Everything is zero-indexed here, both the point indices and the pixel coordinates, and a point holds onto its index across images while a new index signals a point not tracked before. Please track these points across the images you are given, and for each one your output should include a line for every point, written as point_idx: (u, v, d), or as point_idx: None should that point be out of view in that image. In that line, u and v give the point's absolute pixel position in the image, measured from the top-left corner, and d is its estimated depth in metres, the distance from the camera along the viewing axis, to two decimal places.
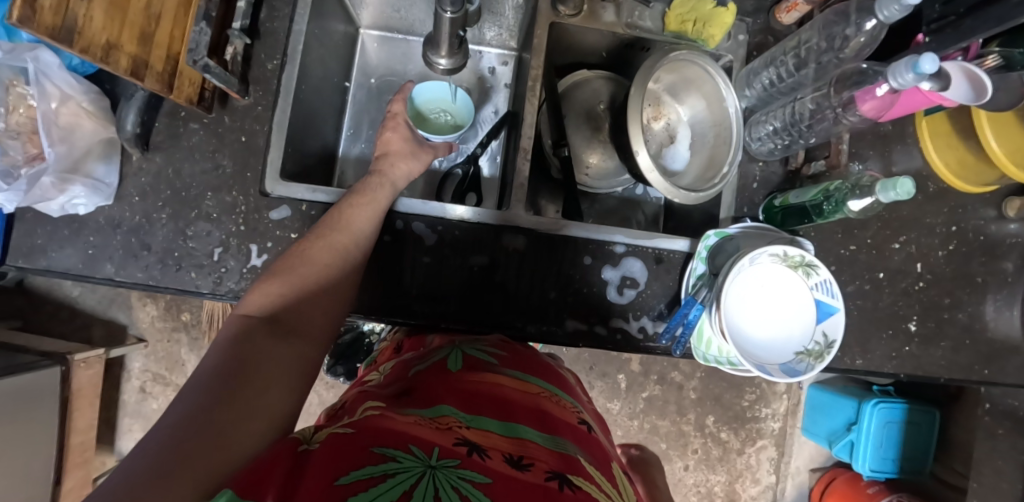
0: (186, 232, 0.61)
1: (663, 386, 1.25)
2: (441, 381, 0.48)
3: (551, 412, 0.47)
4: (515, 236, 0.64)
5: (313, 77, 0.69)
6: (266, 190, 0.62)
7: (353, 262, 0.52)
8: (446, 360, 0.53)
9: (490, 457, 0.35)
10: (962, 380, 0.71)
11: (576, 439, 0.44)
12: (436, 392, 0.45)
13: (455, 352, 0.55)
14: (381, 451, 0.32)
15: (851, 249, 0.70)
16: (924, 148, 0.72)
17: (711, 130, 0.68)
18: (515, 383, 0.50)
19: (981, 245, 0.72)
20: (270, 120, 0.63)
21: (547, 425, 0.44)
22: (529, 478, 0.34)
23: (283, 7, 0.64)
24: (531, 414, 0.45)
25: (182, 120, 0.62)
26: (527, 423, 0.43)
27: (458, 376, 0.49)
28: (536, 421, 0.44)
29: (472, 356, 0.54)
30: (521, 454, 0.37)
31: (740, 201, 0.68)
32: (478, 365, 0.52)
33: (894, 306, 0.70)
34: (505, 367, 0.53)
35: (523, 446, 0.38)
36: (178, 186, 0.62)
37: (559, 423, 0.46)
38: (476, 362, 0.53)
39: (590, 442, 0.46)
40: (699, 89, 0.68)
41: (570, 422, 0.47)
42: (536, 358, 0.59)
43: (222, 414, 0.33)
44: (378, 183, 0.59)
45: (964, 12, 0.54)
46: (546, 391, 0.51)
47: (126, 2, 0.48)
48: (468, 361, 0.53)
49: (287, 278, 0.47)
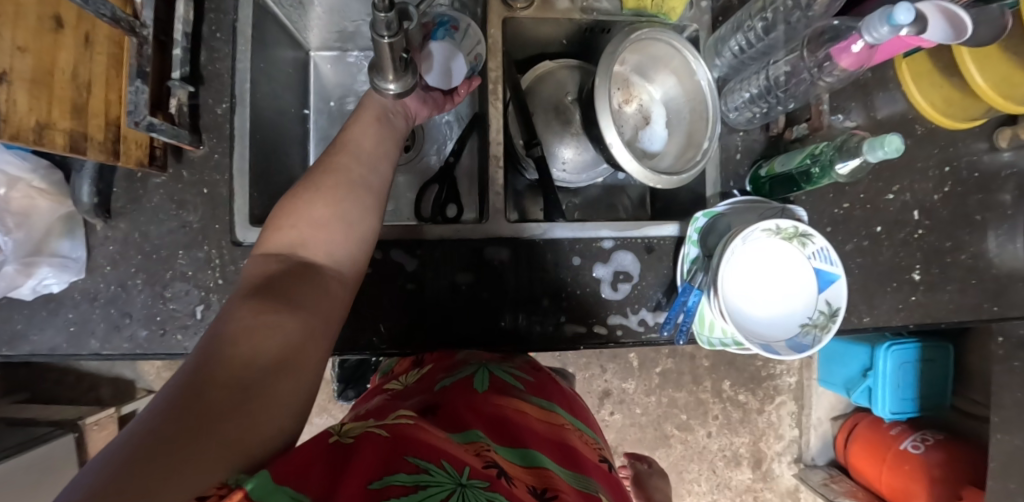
0: (164, 295, 0.60)
1: (676, 358, 1.25)
2: (467, 401, 0.47)
3: (572, 444, 0.46)
4: (499, 248, 0.63)
5: (268, 113, 0.66)
6: (238, 239, 0.60)
7: (374, 199, 0.47)
8: (472, 378, 0.52)
9: (517, 485, 0.35)
10: (972, 320, 0.70)
11: (602, 480, 0.43)
12: (463, 415, 0.44)
13: (482, 370, 0.54)
14: (415, 462, 0.31)
15: (844, 207, 0.68)
16: (908, 92, 0.69)
17: (687, 105, 0.66)
18: (537, 413, 0.48)
19: (976, 183, 0.70)
20: (229, 167, 0.61)
21: (568, 460, 0.43)
22: None
23: (222, 46, 0.61)
24: (555, 448, 0.44)
25: (140, 181, 0.60)
26: (549, 457, 0.41)
27: (483, 397, 0.48)
28: (561, 455, 0.43)
29: (499, 377, 0.53)
30: (545, 487, 0.36)
31: (725, 175, 0.65)
32: (504, 389, 0.51)
33: (895, 258, 0.68)
34: (530, 394, 0.52)
35: (546, 478, 0.37)
36: (147, 249, 0.60)
37: (580, 458, 0.44)
38: (503, 385, 0.51)
39: (611, 483, 0.45)
40: (668, 65, 0.65)
41: (591, 461, 0.46)
42: (558, 385, 0.58)
43: (236, 378, 0.30)
44: (369, 120, 0.52)
45: None
46: (568, 423, 0.50)
47: (49, 78, 0.45)
48: (494, 382, 0.52)
49: (295, 231, 0.43)
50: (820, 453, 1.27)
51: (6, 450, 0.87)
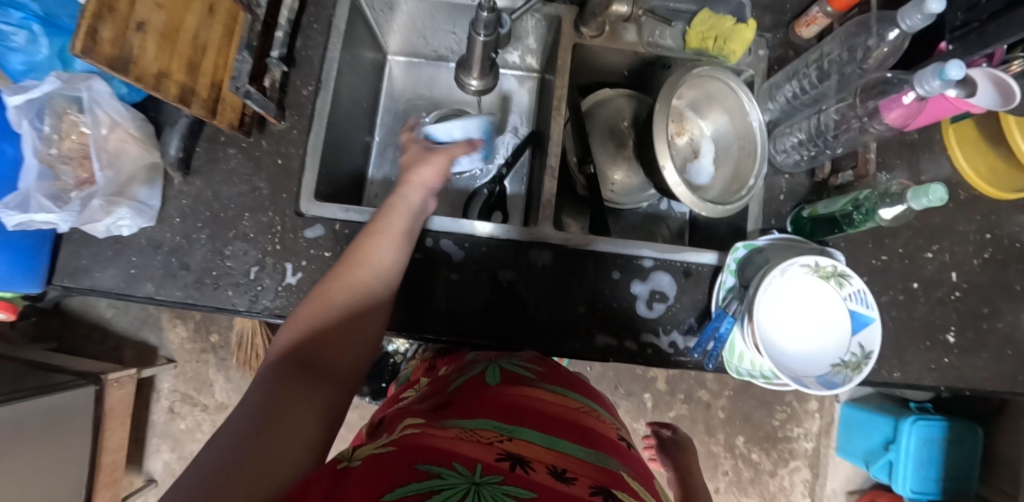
0: (224, 252, 0.63)
1: (690, 405, 1.23)
2: (480, 394, 0.48)
3: (591, 425, 0.47)
4: (542, 251, 0.65)
5: (345, 102, 0.72)
6: (302, 210, 0.64)
7: (374, 298, 0.51)
8: (484, 374, 0.53)
9: (534, 471, 0.36)
10: (1007, 391, 0.68)
11: (616, 454, 0.44)
12: (477, 406, 0.46)
13: (492, 367, 0.55)
14: (426, 468, 0.33)
15: (882, 259, 0.69)
16: (952, 156, 0.71)
17: (736, 143, 0.69)
18: (553, 397, 0.50)
19: (1017, 253, 0.71)
20: (304, 143, 0.65)
21: (586, 441, 0.43)
22: (573, 493, 0.34)
23: (316, 36, 0.67)
24: (572, 428, 0.44)
25: (221, 145, 0.65)
26: (566, 438, 0.42)
27: (497, 388, 0.49)
28: (577, 435, 0.44)
29: (509, 370, 0.54)
30: (564, 469, 0.37)
31: (767, 212, 0.67)
32: (515, 379, 0.52)
33: (931, 316, 0.69)
34: (543, 381, 0.53)
35: (565, 460, 0.38)
36: (216, 207, 0.64)
37: (600, 440, 0.45)
38: (514, 376, 0.53)
39: (629, 456, 0.45)
40: (721, 104, 0.69)
41: (610, 438, 0.46)
42: (571, 373, 0.58)
43: (264, 435, 0.35)
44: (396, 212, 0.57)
45: (988, 18, 0.54)
46: (584, 405, 0.51)
47: (175, 35, 0.51)
48: (505, 374, 0.53)
49: (299, 334, 0.46)
50: None
51: (28, 391, 0.89)
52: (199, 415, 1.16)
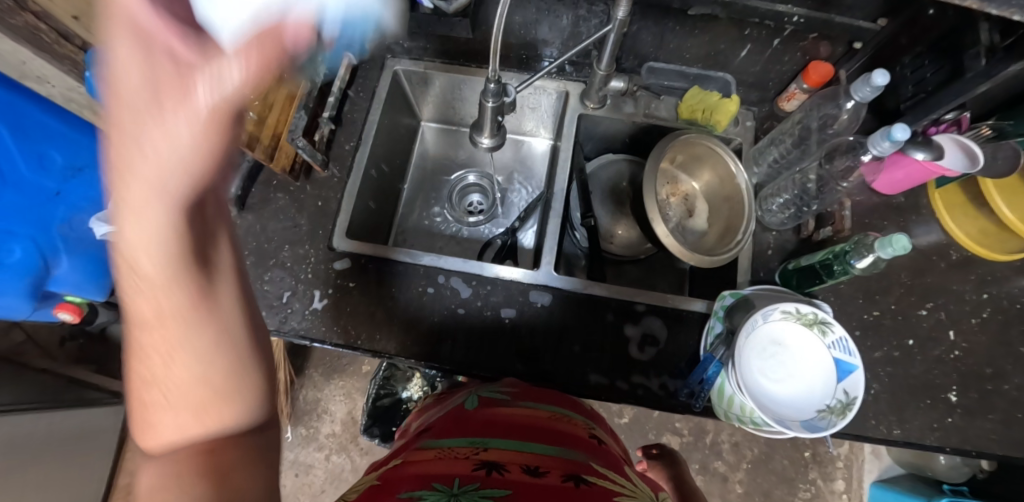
0: (262, 277, 0.72)
1: (705, 477, 1.18)
2: (463, 415, 0.55)
3: (563, 428, 0.54)
4: (542, 293, 0.71)
5: (380, 157, 0.83)
6: (333, 245, 0.73)
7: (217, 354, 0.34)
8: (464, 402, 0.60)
9: (509, 471, 0.43)
10: (1023, 459, 0.66)
11: (585, 447, 0.51)
12: (460, 425, 0.53)
13: (470, 396, 0.61)
14: (409, 493, 0.39)
15: (874, 314, 0.71)
16: (945, 224, 0.75)
17: (726, 203, 0.75)
18: (528, 410, 0.56)
19: (1018, 314, 0.72)
20: (342, 188, 0.76)
21: (555, 438, 0.50)
22: (545, 483, 0.41)
23: (361, 102, 0.80)
24: (546, 432, 0.51)
25: (272, 188, 0.76)
26: (536, 439, 0.49)
27: (476, 410, 0.56)
28: (551, 436, 0.51)
29: (487, 396, 0.60)
30: (537, 465, 0.44)
31: (756, 265, 0.72)
32: (493, 402, 0.58)
33: (929, 374, 0.69)
34: (518, 400, 0.59)
35: (537, 458, 0.46)
36: (261, 239, 0.74)
37: (569, 437, 0.52)
38: (491, 399, 0.59)
39: (600, 450, 0.52)
40: (711, 168, 0.76)
41: (579, 435, 0.53)
42: (557, 394, 0.64)
43: None
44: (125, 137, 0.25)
45: (933, 90, 0.64)
46: (555, 413, 0.57)
47: (252, 95, 0.63)
48: (484, 399, 0.59)
49: (169, 417, 0.34)
50: None
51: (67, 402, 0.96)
52: None
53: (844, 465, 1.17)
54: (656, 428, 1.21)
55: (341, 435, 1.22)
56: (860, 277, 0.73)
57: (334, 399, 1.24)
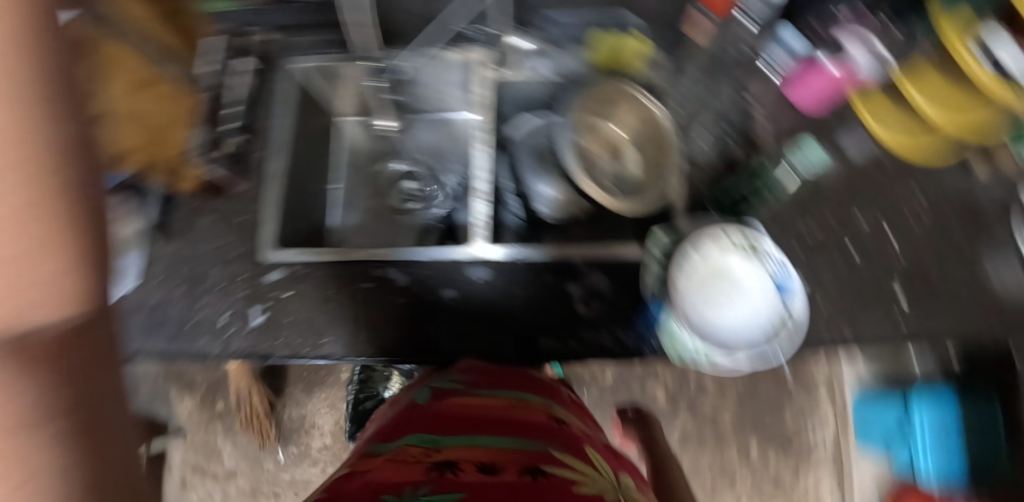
0: (196, 303, 0.70)
1: (696, 420, 1.19)
2: (414, 415, 0.53)
3: (520, 416, 0.52)
4: (481, 267, 0.69)
5: (301, 160, 0.80)
6: (261, 258, 0.71)
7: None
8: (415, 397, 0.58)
9: (464, 471, 0.41)
10: (981, 347, 0.66)
11: (543, 434, 0.49)
12: (411, 426, 0.50)
13: (423, 389, 0.59)
14: None
15: (814, 231, 0.71)
16: (870, 128, 0.74)
17: (652, 146, 0.76)
18: (483, 401, 0.55)
19: (959, 208, 0.71)
20: (264, 198, 0.74)
21: (513, 428, 0.49)
22: (503, 480, 0.39)
23: (270, 107, 0.77)
24: (503, 424, 0.50)
25: (192, 210, 0.74)
26: (493, 434, 0.47)
27: (428, 407, 0.54)
28: (508, 428, 0.49)
29: (440, 388, 0.59)
30: (493, 461, 0.43)
31: (690, 202, 0.72)
32: (445, 395, 0.56)
33: (879, 280, 0.69)
34: (473, 389, 0.57)
35: (493, 453, 0.44)
36: (189, 265, 0.71)
37: (526, 423, 0.51)
38: (443, 392, 0.57)
39: (560, 433, 0.51)
40: (631, 115, 0.77)
41: (539, 422, 0.52)
42: (513, 372, 0.64)
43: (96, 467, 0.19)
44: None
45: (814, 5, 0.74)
46: (512, 400, 0.55)
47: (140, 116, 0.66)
48: (436, 393, 0.57)
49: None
50: None
51: None
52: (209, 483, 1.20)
53: (826, 391, 1.16)
54: (642, 382, 1.21)
55: (332, 448, 1.20)
56: (797, 196, 0.73)
57: (320, 413, 1.20)
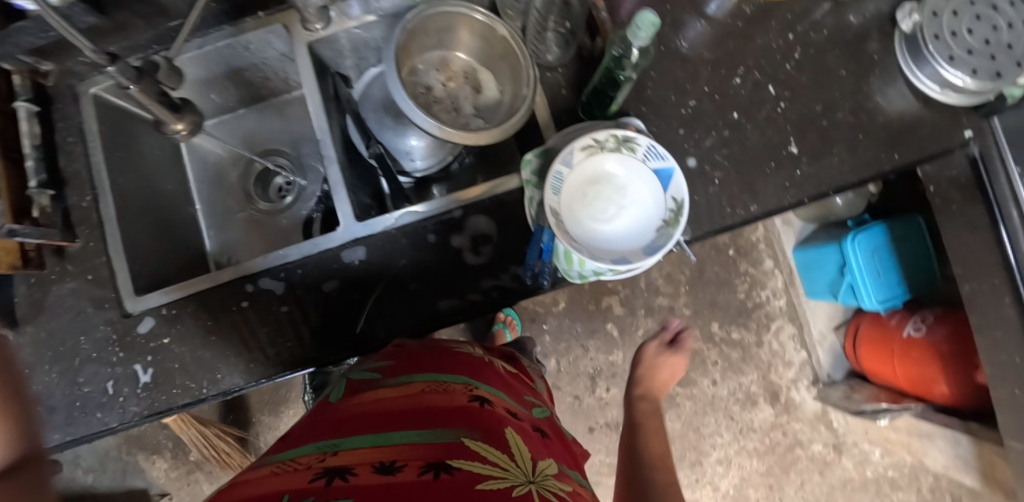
0: (78, 381, 0.64)
1: (655, 317, 1.22)
2: (323, 419, 0.50)
3: (434, 403, 0.50)
4: (355, 248, 0.64)
5: (141, 196, 0.72)
6: (127, 310, 0.64)
7: None
8: (330, 394, 0.56)
9: (356, 475, 0.37)
10: (873, 175, 0.68)
11: (457, 420, 0.47)
12: (316, 431, 0.47)
13: (340, 383, 0.58)
14: None
15: (692, 105, 0.67)
16: None
17: (502, 63, 0.67)
18: (396, 391, 0.52)
19: (828, 40, 0.70)
20: (106, 249, 0.66)
21: (425, 421, 0.46)
22: (399, 480, 0.36)
23: (75, 147, 0.67)
24: (414, 416, 0.47)
25: (35, 286, 0.66)
26: (401, 429, 0.44)
27: (339, 406, 0.51)
28: (417, 421, 0.46)
29: (357, 380, 0.57)
30: (393, 461, 0.39)
31: (557, 112, 0.66)
32: (360, 388, 0.54)
33: (765, 138, 0.67)
34: (389, 378, 0.55)
35: (394, 451, 0.41)
36: (55, 344, 0.65)
37: (442, 413, 0.48)
38: (359, 384, 0.55)
39: (476, 415, 0.49)
40: (470, 32, 0.67)
41: (456, 405, 0.50)
42: (427, 348, 0.62)
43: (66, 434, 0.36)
44: None
45: None
46: (428, 385, 0.53)
47: None
48: (350, 387, 0.55)
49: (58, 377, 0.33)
50: (835, 368, 1.18)
51: None
52: None
53: (766, 246, 1.22)
54: (594, 298, 1.22)
55: None
56: (665, 75, 0.68)
57: None
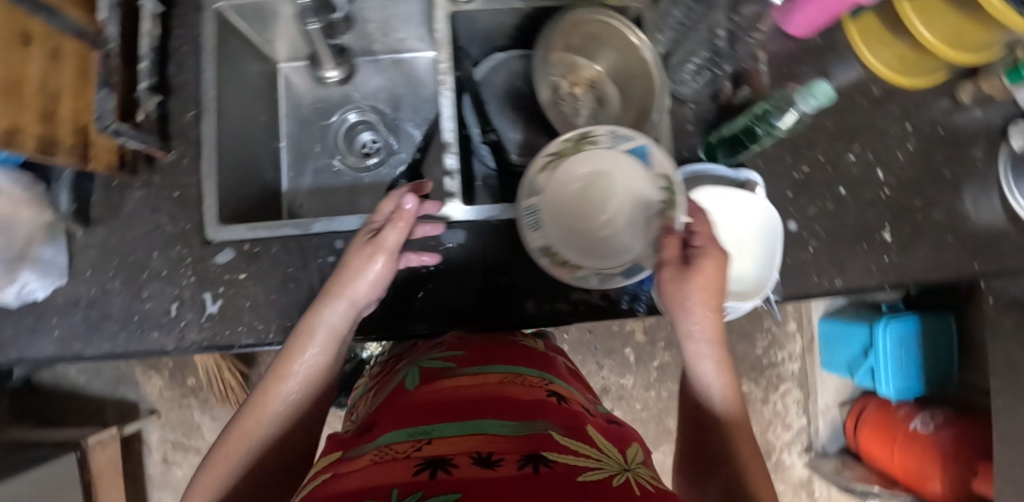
0: (141, 295, 0.63)
1: (673, 351, 1.25)
2: (402, 407, 0.48)
3: (512, 393, 0.47)
4: (455, 231, 0.64)
5: (237, 122, 0.69)
6: (209, 238, 0.62)
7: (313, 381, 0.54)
8: (405, 381, 0.55)
9: (456, 467, 0.34)
10: (953, 278, 0.70)
11: (540, 413, 0.44)
12: (398, 420, 0.45)
13: (412, 370, 0.56)
14: None
15: (805, 171, 0.68)
16: (859, 54, 0.71)
17: (635, 82, 0.67)
18: (472, 380, 0.50)
19: (941, 139, 0.72)
20: (198, 170, 0.64)
21: (513, 414, 0.43)
22: (500, 472, 0.33)
23: (189, 58, 0.65)
24: (496, 406, 0.44)
25: (116, 189, 0.64)
26: (485, 418, 0.42)
27: (415, 394, 0.50)
28: (501, 411, 0.44)
29: (428, 367, 0.55)
30: (488, 453, 0.37)
31: (679, 147, 0.67)
32: (434, 375, 0.53)
33: (864, 218, 0.69)
34: (463, 367, 0.53)
35: (486, 443, 0.38)
36: (125, 252, 0.63)
37: (524, 406, 0.45)
38: (432, 372, 0.54)
39: (561, 411, 0.46)
40: (612, 45, 0.66)
41: (536, 399, 0.47)
42: (505, 341, 0.61)
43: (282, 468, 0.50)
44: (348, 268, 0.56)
45: None
46: (506, 376, 0.51)
47: (22, 89, 0.49)
48: (424, 374, 0.54)
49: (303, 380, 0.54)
50: (831, 441, 1.22)
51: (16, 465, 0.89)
52: (194, 458, 1.17)
53: (793, 309, 1.22)
54: (620, 320, 1.23)
55: None
56: (786, 134, 0.69)
57: None
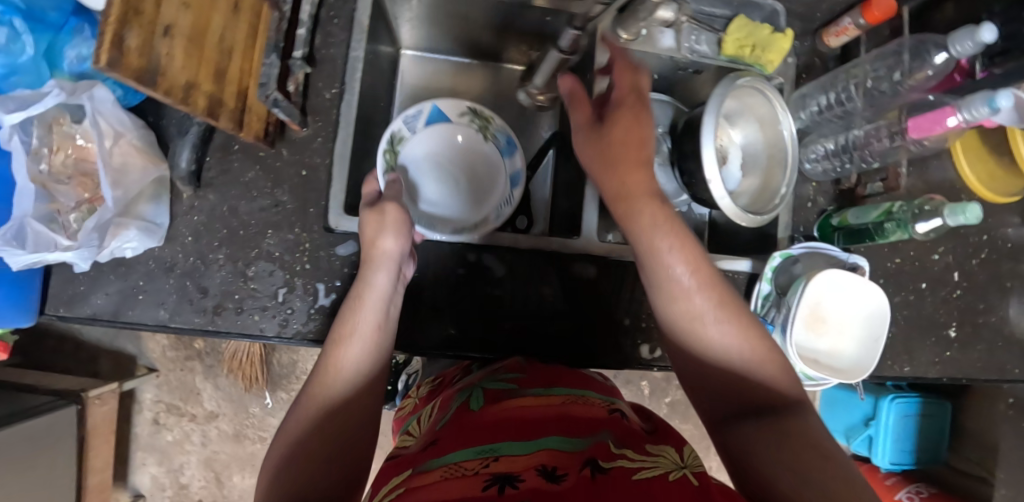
0: (246, 273, 0.58)
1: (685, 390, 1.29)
2: (464, 422, 0.46)
3: (573, 413, 0.46)
4: (586, 265, 0.65)
5: (365, 106, 0.66)
6: (331, 226, 0.59)
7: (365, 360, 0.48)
8: (468, 401, 0.52)
9: (523, 480, 0.34)
10: (996, 379, 0.77)
11: (599, 429, 0.43)
12: (465, 432, 0.44)
13: (476, 390, 0.53)
14: None
15: (896, 261, 0.73)
16: (957, 160, 0.75)
17: (765, 152, 0.69)
18: (536, 401, 0.48)
19: (1008, 252, 0.78)
20: (331, 152, 0.60)
21: (574, 429, 0.43)
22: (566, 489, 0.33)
23: (339, 33, 0.61)
24: (556, 424, 0.43)
25: (235, 153, 0.59)
26: (548, 435, 0.41)
27: (482, 411, 0.48)
28: (561, 428, 0.43)
29: (493, 389, 0.53)
30: (550, 467, 0.36)
31: (797, 220, 0.70)
32: (500, 396, 0.50)
33: (936, 313, 0.75)
34: (527, 388, 0.51)
35: (554, 457, 0.37)
36: (234, 224, 0.58)
37: (585, 423, 0.44)
38: (497, 393, 0.51)
39: (623, 428, 0.45)
40: (754, 113, 0.69)
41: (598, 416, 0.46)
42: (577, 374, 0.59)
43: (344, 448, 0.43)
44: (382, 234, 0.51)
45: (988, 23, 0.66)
46: (569, 397, 0.50)
47: (202, 36, 0.47)
48: (489, 395, 0.51)
49: (354, 357, 0.48)
50: None
51: (7, 417, 0.81)
52: (187, 425, 1.10)
53: None
54: None
55: None
56: None
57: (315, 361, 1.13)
